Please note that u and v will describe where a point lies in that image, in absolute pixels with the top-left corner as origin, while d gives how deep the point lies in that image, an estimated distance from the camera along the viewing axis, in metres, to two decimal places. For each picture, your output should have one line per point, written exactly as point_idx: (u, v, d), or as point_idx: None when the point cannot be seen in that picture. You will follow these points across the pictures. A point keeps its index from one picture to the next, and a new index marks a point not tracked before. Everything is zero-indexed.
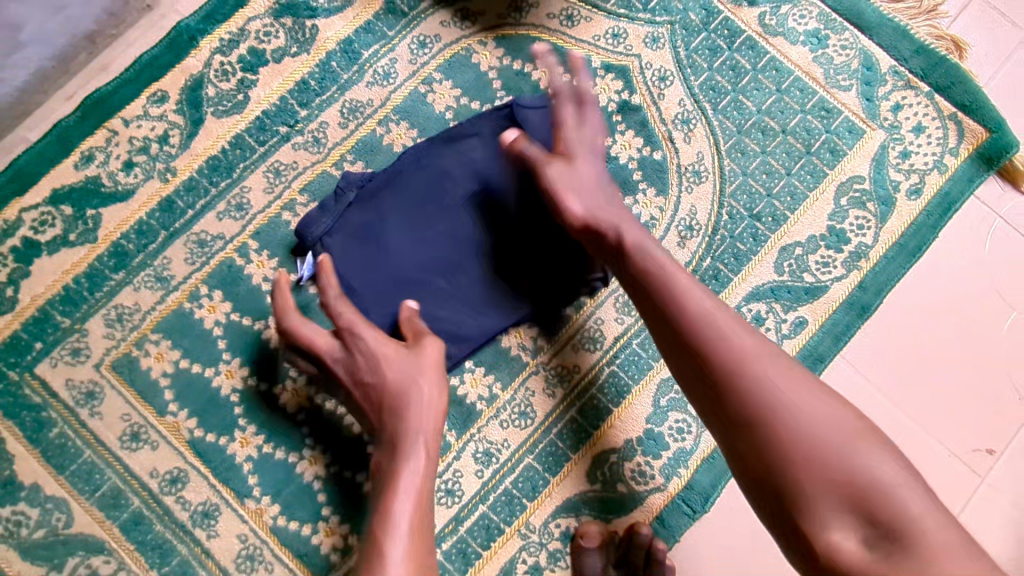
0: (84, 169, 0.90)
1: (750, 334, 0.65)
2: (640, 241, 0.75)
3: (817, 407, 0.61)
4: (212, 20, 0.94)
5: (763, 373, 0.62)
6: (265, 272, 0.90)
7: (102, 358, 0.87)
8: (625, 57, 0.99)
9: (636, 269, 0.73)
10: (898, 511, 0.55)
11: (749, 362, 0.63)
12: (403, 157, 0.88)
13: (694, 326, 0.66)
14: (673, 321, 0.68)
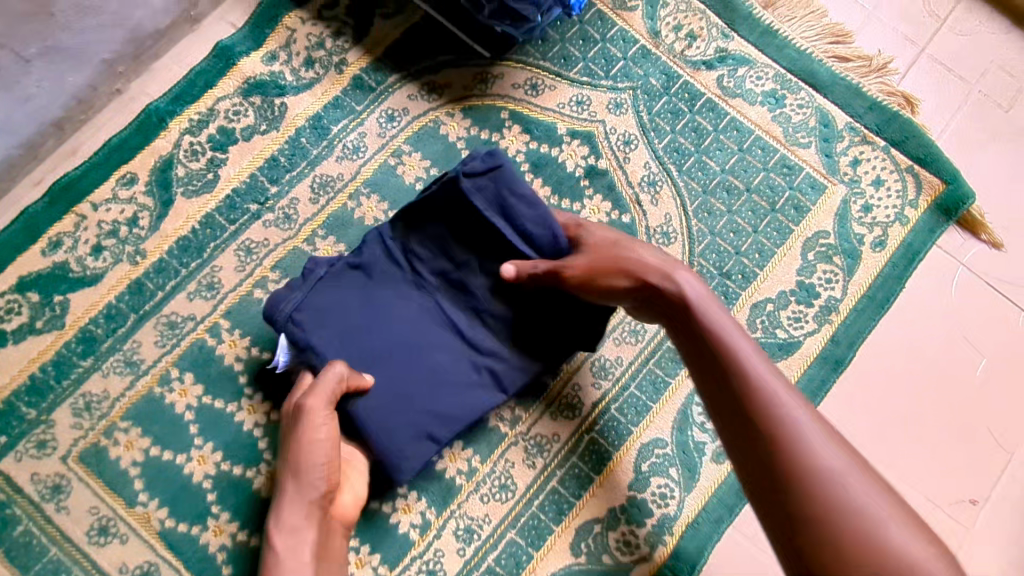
0: (51, 255, 0.89)
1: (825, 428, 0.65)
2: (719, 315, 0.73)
3: (881, 508, 0.60)
4: (181, 101, 0.95)
5: (834, 467, 0.62)
6: (237, 351, 0.89)
7: (70, 450, 0.85)
8: (589, 122, 1.01)
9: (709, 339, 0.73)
10: None
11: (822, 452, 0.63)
12: (368, 240, 0.85)
13: (754, 386, 0.68)
14: (728, 376, 0.69)
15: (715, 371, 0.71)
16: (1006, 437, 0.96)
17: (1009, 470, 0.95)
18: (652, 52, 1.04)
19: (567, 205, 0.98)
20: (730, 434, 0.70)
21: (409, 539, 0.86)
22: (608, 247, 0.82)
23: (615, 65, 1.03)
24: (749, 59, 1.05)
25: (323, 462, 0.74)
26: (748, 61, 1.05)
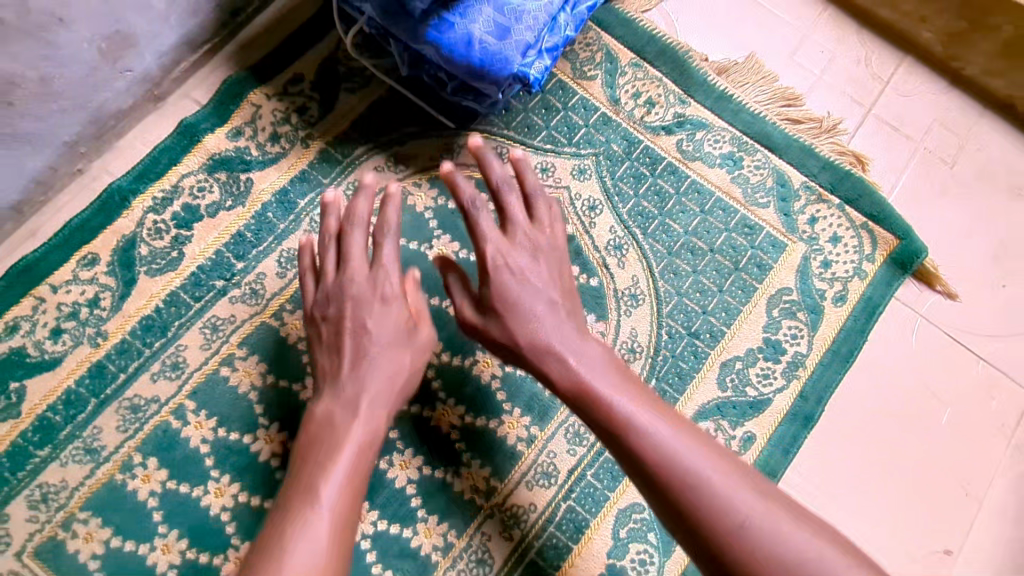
0: (8, 340, 0.87)
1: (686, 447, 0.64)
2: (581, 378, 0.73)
3: (729, 488, 0.61)
4: (144, 179, 0.95)
5: (697, 481, 0.62)
6: (203, 433, 0.87)
7: (25, 545, 0.81)
8: (555, 189, 1.04)
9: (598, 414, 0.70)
10: None
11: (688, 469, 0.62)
12: None
13: (658, 455, 0.64)
14: (619, 436, 0.67)
15: (617, 442, 0.68)
16: (974, 484, 0.97)
17: (981, 519, 0.96)
18: (612, 119, 1.08)
19: None
20: (632, 472, 0.67)
21: None
22: (513, 285, 0.80)
23: (577, 132, 1.06)
24: (706, 122, 1.09)
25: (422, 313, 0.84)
26: (706, 125, 1.09)
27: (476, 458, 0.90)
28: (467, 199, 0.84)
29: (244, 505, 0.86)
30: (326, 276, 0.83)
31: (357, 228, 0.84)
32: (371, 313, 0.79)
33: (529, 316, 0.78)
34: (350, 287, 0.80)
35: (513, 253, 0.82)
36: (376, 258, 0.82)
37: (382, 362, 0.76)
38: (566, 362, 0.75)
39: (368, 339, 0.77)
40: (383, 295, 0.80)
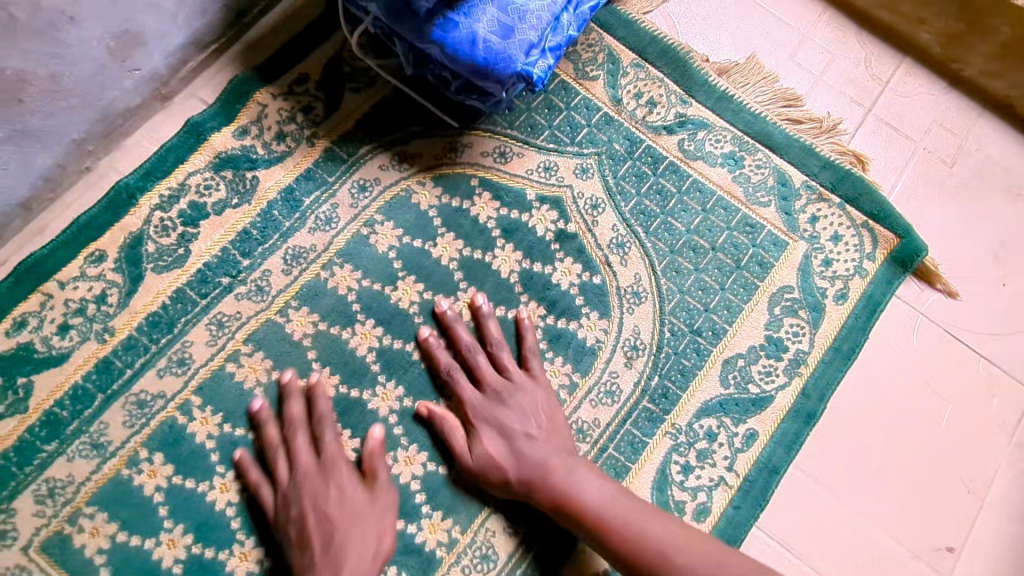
0: (16, 335, 0.88)
1: (650, 525, 0.80)
2: (556, 482, 0.84)
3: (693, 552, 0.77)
4: (151, 177, 0.96)
5: (669, 555, 0.77)
6: (209, 428, 0.87)
7: (32, 540, 0.81)
8: (558, 188, 1.04)
9: (576, 515, 0.82)
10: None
11: (662, 546, 0.77)
12: None
13: (636, 541, 0.78)
14: (601, 531, 0.80)
15: (600, 537, 0.81)
16: (976, 481, 0.97)
17: (982, 518, 0.96)
18: (614, 119, 1.09)
19: (539, 269, 1.00)
20: (616, 557, 0.79)
21: None
22: (494, 436, 0.87)
23: (580, 132, 1.07)
24: (707, 123, 1.10)
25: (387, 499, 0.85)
26: (707, 125, 1.10)
27: None
28: (443, 365, 0.92)
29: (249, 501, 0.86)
30: (279, 479, 0.84)
31: (297, 431, 0.86)
32: (330, 498, 0.82)
33: (514, 457, 0.85)
34: (306, 484, 0.83)
35: (495, 404, 0.89)
36: (321, 448, 0.85)
37: (352, 537, 0.80)
38: (542, 473, 0.84)
39: (333, 525, 0.80)
40: (337, 473, 0.84)
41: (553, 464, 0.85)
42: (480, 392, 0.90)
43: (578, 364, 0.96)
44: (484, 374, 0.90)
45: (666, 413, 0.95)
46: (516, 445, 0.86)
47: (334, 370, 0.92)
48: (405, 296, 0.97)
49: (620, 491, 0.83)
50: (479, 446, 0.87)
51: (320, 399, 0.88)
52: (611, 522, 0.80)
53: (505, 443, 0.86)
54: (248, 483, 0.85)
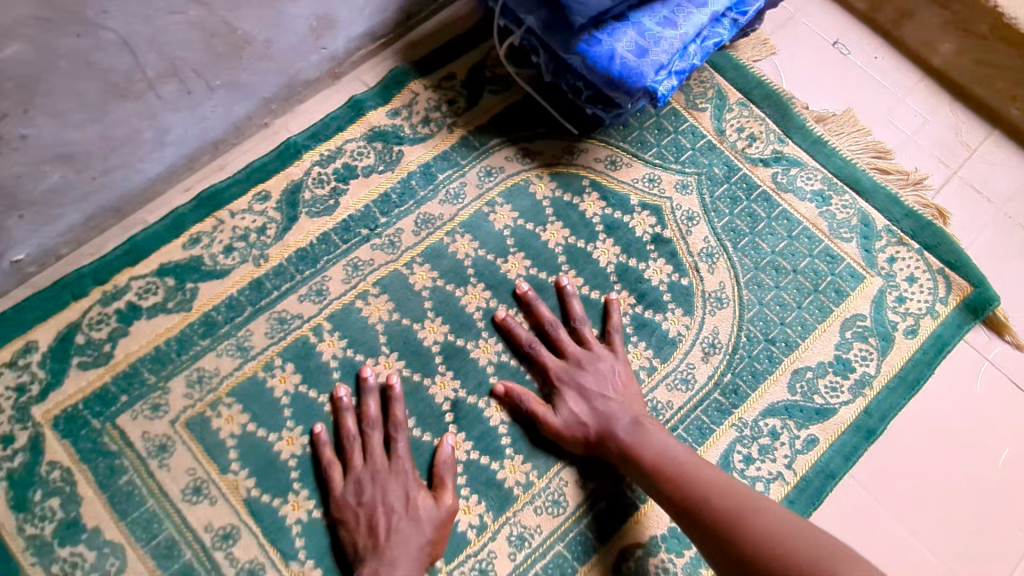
0: (190, 248, 1.04)
1: (702, 473, 0.84)
2: (625, 431, 0.93)
3: (736, 497, 0.78)
4: (316, 139, 1.13)
5: (708, 494, 0.80)
6: (334, 350, 1.01)
7: (179, 415, 0.95)
8: (659, 198, 1.16)
9: (638, 461, 0.89)
10: (791, 525, 0.72)
11: (705, 487, 0.81)
12: None
13: (684, 482, 0.83)
14: (656, 474, 0.86)
15: (657, 482, 0.86)
16: None
17: None
18: (717, 146, 1.21)
19: (634, 264, 1.11)
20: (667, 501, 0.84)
21: (467, 538, 0.93)
22: (577, 395, 0.97)
23: (684, 153, 1.20)
24: (801, 161, 1.21)
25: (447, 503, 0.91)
26: (800, 163, 1.21)
27: None
28: (524, 339, 1.03)
29: None
30: (353, 466, 0.92)
31: (374, 427, 0.95)
32: (395, 493, 0.90)
33: (593, 414, 0.96)
34: (376, 477, 0.91)
35: (576, 370, 0.99)
36: (393, 448, 0.93)
37: (410, 533, 0.87)
38: (613, 425, 0.94)
39: (394, 517, 0.88)
40: (402, 473, 0.91)
41: (625, 420, 0.94)
42: (562, 361, 1.01)
43: (659, 351, 1.06)
44: (566, 344, 1.02)
45: (734, 407, 1.03)
46: (594, 402, 0.96)
47: (445, 321, 1.05)
48: (512, 269, 1.09)
49: (688, 452, 0.88)
50: (562, 405, 0.97)
51: (399, 403, 0.97)
52: (668, 463, 0.86)
53: (584, 403, 0.97)
54: (323, 460, 0.94)
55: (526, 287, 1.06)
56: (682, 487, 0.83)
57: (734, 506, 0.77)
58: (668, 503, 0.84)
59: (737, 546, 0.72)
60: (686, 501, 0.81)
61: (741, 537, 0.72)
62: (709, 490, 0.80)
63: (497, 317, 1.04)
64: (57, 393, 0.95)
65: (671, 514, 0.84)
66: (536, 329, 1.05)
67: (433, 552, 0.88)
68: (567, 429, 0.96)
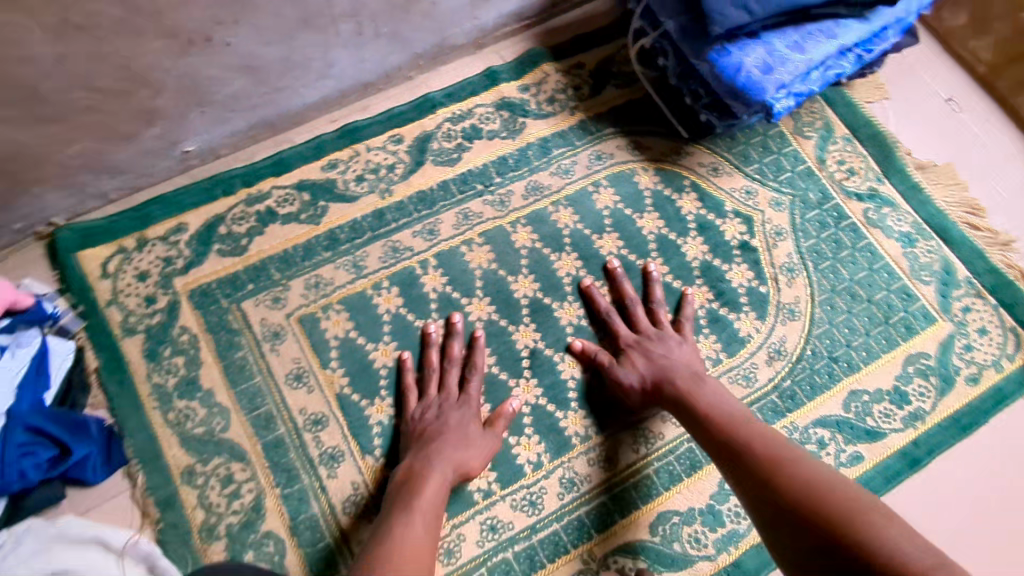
0: (327, 172, 1.18)
1: (749, 423, 0.90)
2: (680, 379, 0.99)
3: (780, 446, 0.85)
4: (451, 98, 1.25)
5: (754, 440, 0.87)
6: (435, 284, 1.13)
7: (294, 311, 1.09)
8: (752, 209, 1.24)
9: (689, 406, 0.96)
10: (830, 477, 0.78)
11: (751, 433, 0.88)
12: None
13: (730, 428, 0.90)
14: (705, 419, 0.93)
15: (704, 426, 0.93)
16: None
17: None
18: (815, 173, 1.28)
19: (717, 263, 1.19)
20: (712, 442, 0.91)
21: (523, 470, 1.03)
22: (641, 351, 1.05)
23: (783, 174, 1.27)
24: (894, 202, 1.26)
25: (489, 443, 0.99)
26: (893, 204, 1.26)
27: None
28: (602, 305, 1.12)
29: None
30: (428, 392, 1.03)
31: (454, 365, 1.05)
32: (455, 417, 0.99)
33: (653, 366, 1.02)
34: (443, 403, 1.01)
35: (645, 335, 1.07)
36: (466, 387, 1.03)
37: (454, 451, 0.94)
38: (670, 374, 1.00)
39: (445, 435, 0.96)
40: (465, 405, 1.01)
41: (682, 372, 1.00)
42: (634, 329, 1.09)
43: (728, 346, 1.13)
44: (639, 315, 1.10)
45: (788, 411, 1.10)
46: (655, 357, 1.03)
47: (536, 279, 1.15)
48: (606, 246, 1.18)
49: (739, 406, 0.95)
50: (626, 358, 1.05)
51: (481, 351, 1.07)
52: (718, 411, 0.93)
53: (646, 357, 1.04)
54: (403, 383, 1.05)
55: (617, 263, 1.16)
56: (728, 433, 0.89)
57: (776, 454, 0.83)
58: (712, 445, 0.91)
59: (777, 488, 0.79)
60: (730, 443, 0.88)
61: (781, 481, 0.79)
62: (755, 437, 0.87)
63: (585, 283, 1.14)
64: (197, 270, 1.11)
65: (713, 456, 0.91)
66: (616, 300, 1.14)
67: (461, 472, 0.93)
68: (628, 377, 1.03)
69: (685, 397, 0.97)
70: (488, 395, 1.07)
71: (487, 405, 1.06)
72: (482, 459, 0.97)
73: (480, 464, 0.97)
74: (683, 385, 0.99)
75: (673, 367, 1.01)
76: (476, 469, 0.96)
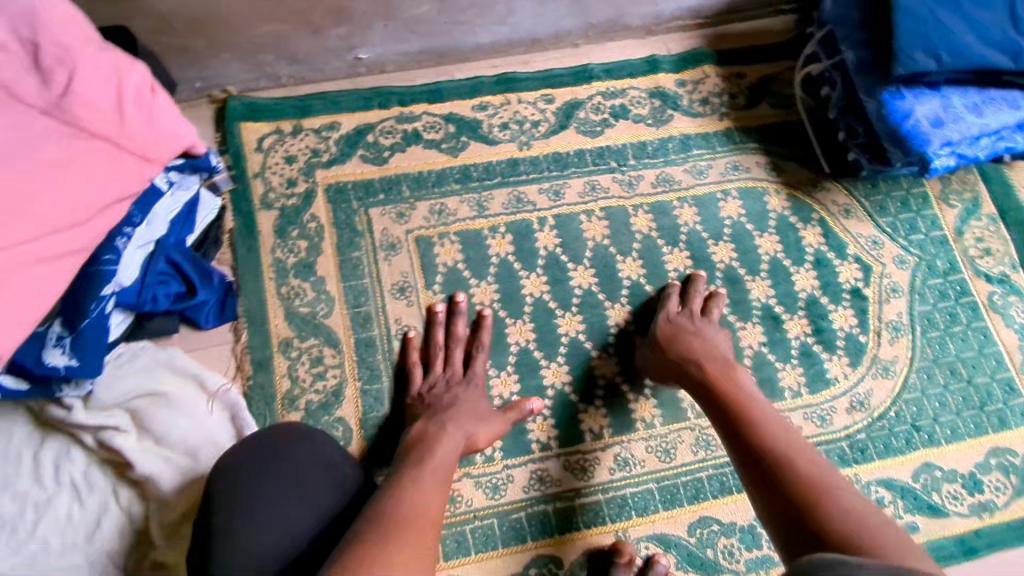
0: (476, 112, 1.24)
1: (782, 430, 0.87)
2: (719, 374, 0.95)
3: (813, 462, 0.82)
4: (610, 74, 1.28)
5: (790, 451, 0.83)
6: (548, 242, 1.17)
7: (414, 230, 1.15)
8: (874, 259, 1.22)
9: (725, 402, 0.91)
10: (865, 510, 0.76)
11: (786, 443, 0.84)
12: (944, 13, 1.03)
13: (764, 432, 0.86)
14: (740, 416, 0.89)
15: (736, 423, 0.88)
16: None
17: None
18: (949, 243, 1.24)
19: (824, 301, 1.18)
20: (741, 441, 0.87)
21: (583, 436, 1.06)
22: (677, 332, 1.03)
23: (916, 234, 1.24)
24: None
25: (500, 415, 1.00)
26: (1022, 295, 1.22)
27: None
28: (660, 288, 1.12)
29: (544, 303, 1.13)
30: (433, 370, 1.05)
31: (458, 344, 1.07)
32: (461, 394, 1.01)
33: (685, 346, 1.00)
34: (448, 382, 1.03)
35: (688, 321, 1.05)
36: (471, 366, 1.06)
37: (461, 418, 0.96)
38: (708, 364, 0.97)
39: (451, 407, 0.98)
40: (470, 384, 1.03)
41: (721, 366, 0.97)
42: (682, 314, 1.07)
43: (812, 382, 1.13)
44: (691, 307, 1.08)
45: (855, 462, 1.09)
46: (689, 341, 1.01)
47: (644, 265, 1.17)
48: (718, 253, 1.19)
49: (775, 413, 0.91)
50: (663, 334, 1.04)
51: (485, 331, 1.09)
52: (754, 412, 0.89)
53: (682, 337, 1.02)
54: (406, 362, 1.07)
55: (702, 277, 1.14)
56: (763, 446, 0.84)
57: (813, 472, 0.80)
58: (740, 445, 0.87)
59: (810, 507, 0.76)
60: (762, 447, 0.84)
61: (816, 501, 0.76)
62: (789, 447, 0.83)
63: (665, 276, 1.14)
64: (338, 168, 1.18)
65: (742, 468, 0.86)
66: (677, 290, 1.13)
67: (470, 444, 0.95)
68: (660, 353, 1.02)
69: (723, 392, 0.93)
70: (569, 357, 1.11)
71: (566, 366, 1.10)
72: (495, 431, 0.99)
73: (494, 435, 0.98)
74: (722, 378, 0.95)
75: (709, 356, 0.98)
76: (488, 440, 0.97)
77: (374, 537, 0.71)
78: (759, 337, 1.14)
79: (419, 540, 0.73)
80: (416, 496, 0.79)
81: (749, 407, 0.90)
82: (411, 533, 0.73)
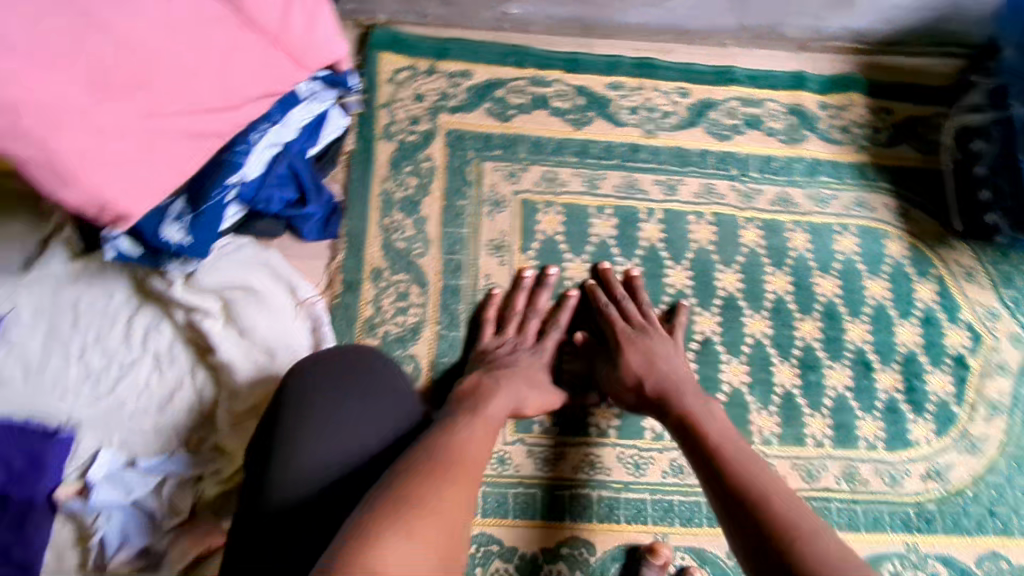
0: (609, 91, 1.22)
1: (762, 472, 0.75)
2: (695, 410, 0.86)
3: (791, 505, 0.70)
4: (752, 81, 1.24)
5: (765, 493, 0.72)
6: (651, 235, 1.15)
7: (522, 192, 1.15)
8: (987, 330, 1.15)
9: (703, 440, 0.82)
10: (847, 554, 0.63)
11: (761, 485, 0.73)
12: None
13: (740, 473, 0.75)
14: (716, 457, 0.79)
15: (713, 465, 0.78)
16: None
17: None
18: None
19: (922, 360, 1.12)
20: (717, 483, 0.76)
21: (643, 433, 1.05)
22: (637, 353, 0.97)
23: None
24: None
25: (551, 391, 0.99)
26: None
27: (777, 414, 1.07)
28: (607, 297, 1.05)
29: None
30: (506, 331, 1.05)
31: (537, 314, 1.06)
32: (524, 359, 0.99)
33: (651, 370, 0.94)
34: (517, 346, 1.02)
35: (642, 333, 1.00)
36: (543, 338, 1.04)
37: (519, 381, 0.94)
38: (679, 397, 0.89)
39: (513, 368, 0.96)
40: (539, 353, 1.02)
41: (692, 399, 0.88)
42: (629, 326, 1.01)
43: (891, 439, 1.07)
44: (644, 317, 1.02)
45: (919, 531, 1.03)
46: (647, 362, 0.95)
47: (743, 279, 1.14)
48: (823, 285, 1.15)
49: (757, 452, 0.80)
50: (622, 358, 0.97)
51: (568, 312, 1.07)
52: (732, 453, 0.79)
53: (643, 360, 0.95)
54: (483, 316, 1.07)
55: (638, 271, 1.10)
56: (739, 488, 0.73)
57: (785, 514, 0.68)
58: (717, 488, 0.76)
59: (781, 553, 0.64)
60: (736, 490, 0.73)
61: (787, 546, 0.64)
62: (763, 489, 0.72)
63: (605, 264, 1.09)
64: (462, 116, 1.19)
65: (719, 511, 0.75)
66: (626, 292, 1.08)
67: (520, 408, 0.93)
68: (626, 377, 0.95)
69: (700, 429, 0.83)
70: None
71: None
72: (543, 405, 0.97)
73: (539, 409, 0.97)
74: (698, 413, 0.86)
75: (675, 385, 0.91)
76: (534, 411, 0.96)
77: (415, 471, 0.67)
78: (845, 380, 1.10)
79: (458, 481, 0.68)
80: (462, 439, 0.75)
81: (726, 449, 0.79)
82: (452, 474, 0.68)
